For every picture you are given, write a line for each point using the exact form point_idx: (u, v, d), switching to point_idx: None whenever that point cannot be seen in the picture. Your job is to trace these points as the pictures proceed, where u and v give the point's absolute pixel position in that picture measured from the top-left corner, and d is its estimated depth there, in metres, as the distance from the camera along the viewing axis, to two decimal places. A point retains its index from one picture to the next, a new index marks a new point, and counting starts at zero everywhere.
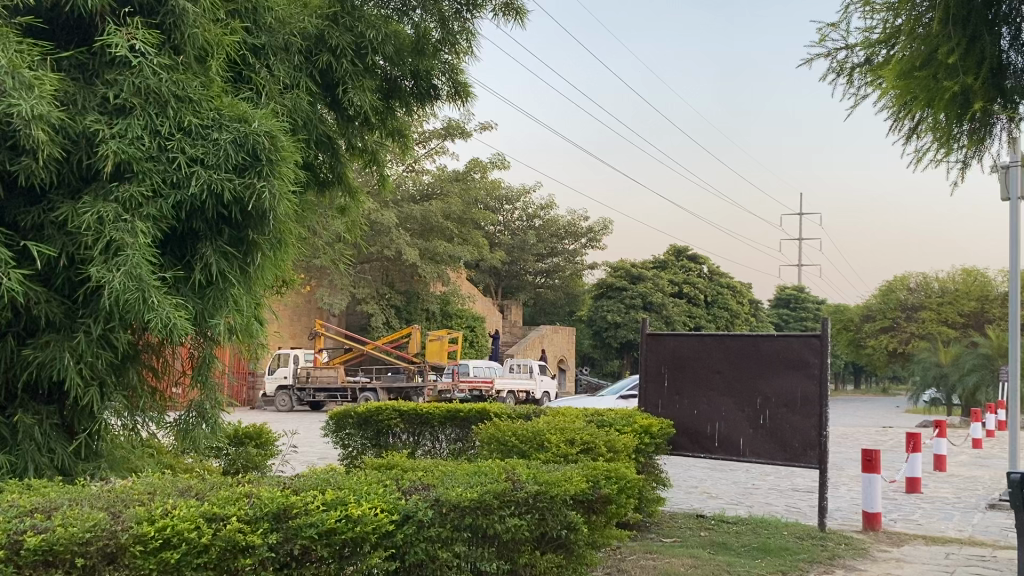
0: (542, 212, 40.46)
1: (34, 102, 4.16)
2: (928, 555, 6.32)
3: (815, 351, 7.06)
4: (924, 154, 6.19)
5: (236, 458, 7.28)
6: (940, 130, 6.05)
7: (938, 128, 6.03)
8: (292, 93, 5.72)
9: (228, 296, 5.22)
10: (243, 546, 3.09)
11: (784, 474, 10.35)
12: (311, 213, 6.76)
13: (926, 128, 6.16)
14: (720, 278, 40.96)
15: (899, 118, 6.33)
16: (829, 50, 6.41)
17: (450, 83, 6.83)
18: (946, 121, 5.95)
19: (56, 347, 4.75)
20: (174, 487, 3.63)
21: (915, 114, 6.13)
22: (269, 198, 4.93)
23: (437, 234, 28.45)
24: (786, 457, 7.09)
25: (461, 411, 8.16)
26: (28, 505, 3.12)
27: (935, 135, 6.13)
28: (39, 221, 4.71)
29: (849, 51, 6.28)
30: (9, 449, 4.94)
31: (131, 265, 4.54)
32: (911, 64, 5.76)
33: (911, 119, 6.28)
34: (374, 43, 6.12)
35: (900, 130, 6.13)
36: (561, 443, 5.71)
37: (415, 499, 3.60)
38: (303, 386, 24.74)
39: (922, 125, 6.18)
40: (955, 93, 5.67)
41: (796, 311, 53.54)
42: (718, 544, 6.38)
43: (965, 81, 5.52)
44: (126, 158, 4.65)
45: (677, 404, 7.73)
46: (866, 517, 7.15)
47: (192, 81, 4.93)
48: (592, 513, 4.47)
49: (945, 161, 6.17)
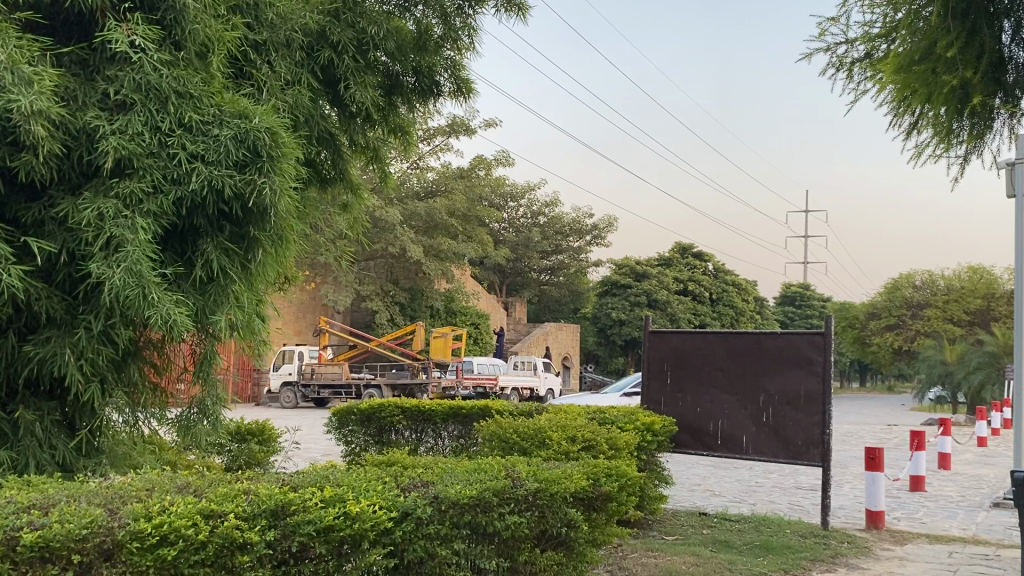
0: (547, 210, 40.42)
1: (34, 97, 4.16)
2: (931, 553, 6.29)
3: (818, 348, 7.03)
4: (924, 149, 6.20)
5: (238, 454, 7.28)
6: (940, 125, 6.05)
7: (938, 123, 6.04)
8: (293, 89, 5.70)
9: (228, 292, 5.23)
10: (241, 543, 3.08)
11: (788, 472, 10.32)
12: (313, 210, 6.75)
13: (926, 123, 6.15)
14: (725, 275, 40.88)
15: (899, 113, 6.32)
16: (829, 45, 6.38)
17: (453, 79, 6.81)
18: (946, 116, 5.96)
19: (57, 343, 4.75)
20: (172, 483, 3.63)
21: (914, 108, 6.13)
22: (270, 194, 4.92)
23: (442, 231, 28.44)
24: (789, 455, 7.07)
25: (464, 408, 8.15)
26: (25, 501, 3.12)
27: (935, 130, 6.13)
28: (39, 217, 4.71)
29: (849, 45, 6.25)
30: (10, 445, 4.94)
31: (131, 262, 4.54)
32: (909, 59, 5.77)
33: (911, 114, 6.28)
34: (376, 39, 6.10)
35: (901, 125, 6.12)
36: (563, 441, 5.69)
37: (414, 496, 3.59)
38: (307, 382, 24.78)
39: (922, 120, 6.17)
40: (954, 87, 5.70)
41: (801, 309, 53.44)
42: (720, 543, 6.36)
43: (964, 75, 5.57)
44: (126, 154, 4.64)
45: (680, 402, 7.71)
46: (869, 515, 7.11)
47: (192, 77, 4.92)
48: (593, 511, 4.44)
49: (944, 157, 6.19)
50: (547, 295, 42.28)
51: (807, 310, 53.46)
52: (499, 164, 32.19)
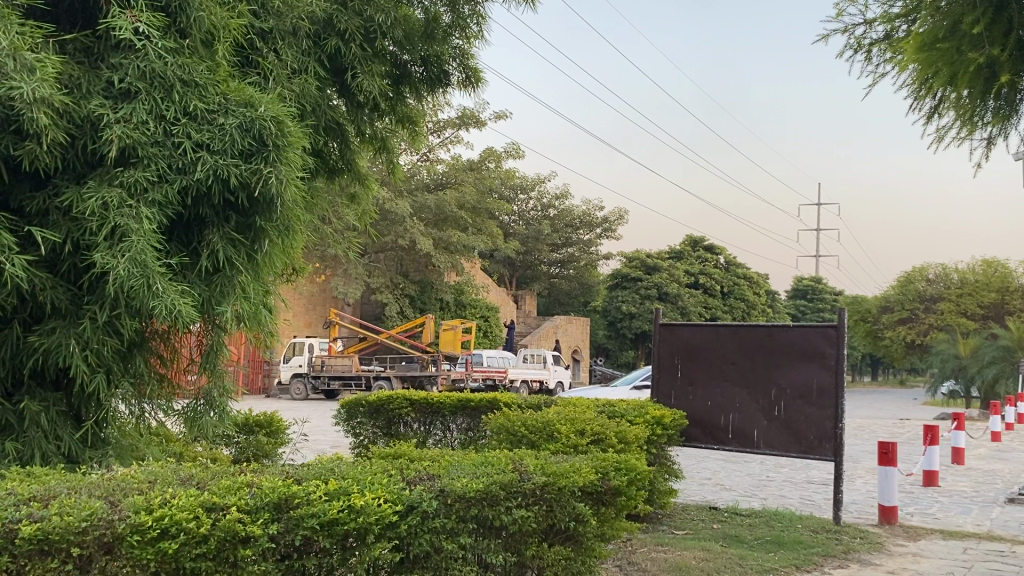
0: (557, 202, 40.32)
1: (36, 84, 4.10)
2: (945, 550, 6.20)
3: (831, 341, 6.95)
4: (947, 132, 6.07)
5: (246, 446, 7.26)
6: (963, 107, 5.91)
7: (961, 105, 5.90)
8: (300, 78, 5.64)
9: (235, 283, 5.17)
10: (244, 537, 3.03)
11: (799, 467, 10.23)
12: (320, 201, 6.70)
13: (949, 105, 6.04)
14: (736, 268, 40.68)
15: (922, 96, 6.21)
16: (847, 27, 6.28)
17: (462, 69, 6.71)
18: (971, 98, 5.81)
19: (62, 334, 4.72)
20: (174, 475, 3.60)
21: (937, 91, 6.02)
22: (276, 184, 4.87)
23: (452, 224, 28.38)
24: (800, 449, 7.00)
25: (472, 400, 8.11)
26: (25, 493, 3.08)
27: (958, 112, 6.00)
28: (44, 207, 4.68)
29: (868, 26, 6.16)
30: (16, 435, 4.91)
31: (135, 252, 4.49)
32: (932, 37, 5.57)
33: (933, 97, 6.17)
34: (383, 27, 6.01)
35: (921, 108, 6.03)
36: (571, 434, 5.63)
37: (420, 489, 3.54)
38: (317, 374, 24.81)
39: (945, 103, 6.06)
40: (981, 65, 5.50)
41: (812, 303, 53.16)
42: (731, 537, 6.29)
43: (991, 53, 5.38)
44: (130, 143, 4.60)
45: (690, 395, 7.63)
46: (882, 510, 7.03)
47: (198, 65, 4.86)
48: (601, 505, 4.37)
49: (968, 140, 6.06)
50: (557, 288, 42.20)
51: (818, 304, 53.20)
52: (510, 156, 32.08)
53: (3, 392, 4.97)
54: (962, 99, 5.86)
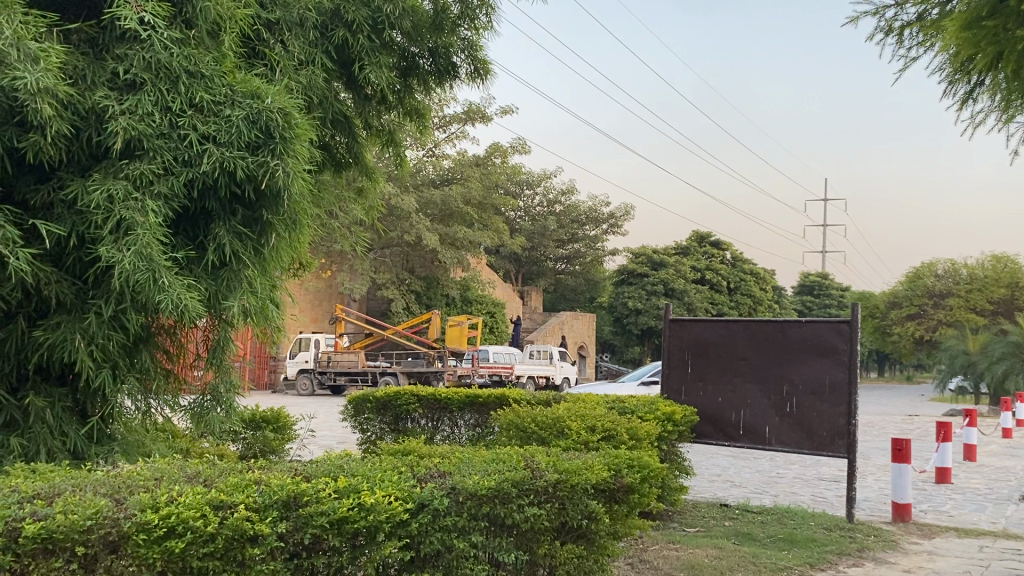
0: (564, 198, 40.21)
1: (40, 74, 4.04)
2: (961, 548, 6.12)
3: (844, 337, 6.85)
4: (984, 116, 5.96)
5: (253, 442, 7.21)
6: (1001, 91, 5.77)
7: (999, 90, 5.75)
8: (307, 69, 5.56)
9: (242, 277, 5.10)
10: (251, 536, 2.97)
11: (809, 463, 10.14)
12: (327, 194, 6.64)
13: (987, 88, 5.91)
14: (743, 264, 40.52)
15: (957, 79, 6.08)
16: (878, 10, 6.16)
17: (470, 61, 6.63)
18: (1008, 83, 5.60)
19: (67, 329, 4.67)
20: (181, 472, 3.54)
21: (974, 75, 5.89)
22: (283, 176, 4.80)
23: (458, 219, 28.31)
24: (813, 445, 6.90)
25: (480, 396, 8.03)
26: (30, 490, 3.03)
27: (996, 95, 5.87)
28: (49, 200, 4.62)
29: (900, 10, 6.03)
30: (21, 431, 4.86)
31: (141, 245, 4.43)
32: (976, 15, 5.13)
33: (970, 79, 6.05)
34: (391, 17, 5.91)
35: (957, 94, 5.93)
36: (582, 430, 5.55)
37: (431, 487, 3.47)
38: (323, 370, 24.79)
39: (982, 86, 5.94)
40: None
41: (819, 299, 52.94)
42: (743, 535, 6.22)
43: None
44: (135, 135, 4.54)
45: (701, 391, 7.56)
46: (896, 508, 6.94)
47: (204, 56, 4.79)
48: (614, 503, 4.29)
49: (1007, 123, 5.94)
50: (563, 283, 42.11)
51: (825, 299, 53.00)
52: (516, 151, 31.98)
53: (8, 387, 4.92)
54: (998, 85, 5.70)
